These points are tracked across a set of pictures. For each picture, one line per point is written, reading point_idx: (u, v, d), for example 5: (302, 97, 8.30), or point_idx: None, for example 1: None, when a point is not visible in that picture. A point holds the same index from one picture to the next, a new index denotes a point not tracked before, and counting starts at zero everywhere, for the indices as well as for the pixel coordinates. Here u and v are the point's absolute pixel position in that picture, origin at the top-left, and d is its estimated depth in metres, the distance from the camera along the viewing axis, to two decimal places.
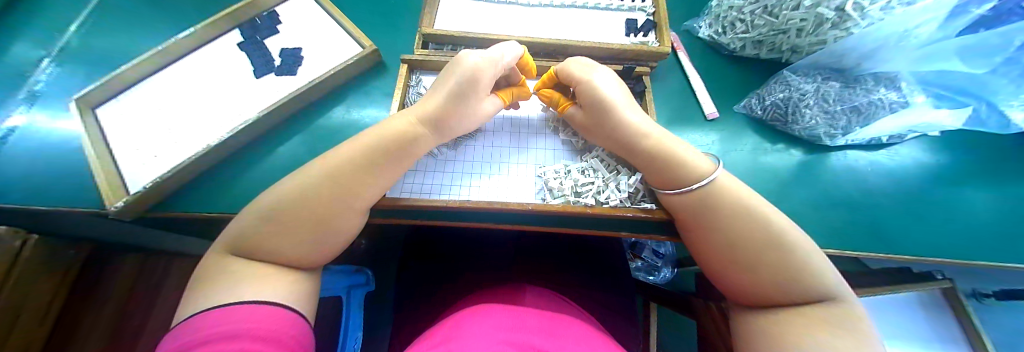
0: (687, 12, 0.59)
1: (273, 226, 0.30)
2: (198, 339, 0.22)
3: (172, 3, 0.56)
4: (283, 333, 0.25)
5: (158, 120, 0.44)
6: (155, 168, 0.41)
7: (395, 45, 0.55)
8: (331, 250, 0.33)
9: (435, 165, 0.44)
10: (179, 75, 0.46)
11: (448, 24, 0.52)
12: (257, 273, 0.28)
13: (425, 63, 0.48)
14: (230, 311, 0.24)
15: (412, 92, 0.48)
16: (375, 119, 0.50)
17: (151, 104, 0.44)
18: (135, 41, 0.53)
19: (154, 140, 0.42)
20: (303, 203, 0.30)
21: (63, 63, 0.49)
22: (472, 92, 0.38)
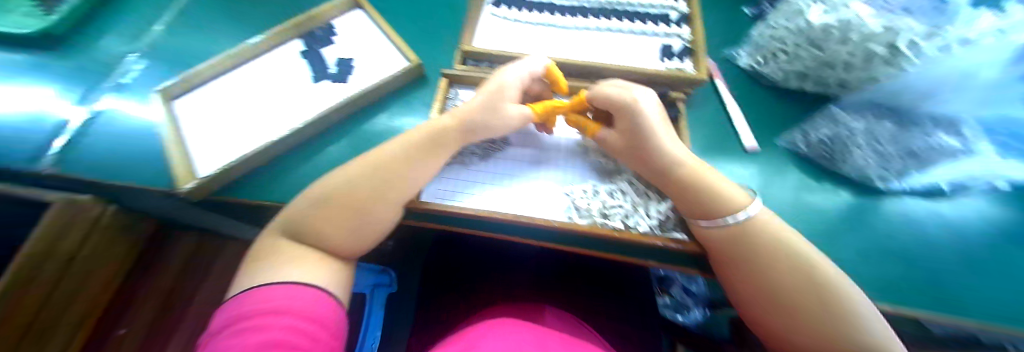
0: (730, 39, 0.59)
1: (321, 211, 0.32)
2: (265, 308, 0.25)
3: (242, 9, 0.62)
4: (325, 319, 0.26)
5: (224, 113, 0.49)
6: (217, 155, 0.45)
7: (436, 60, 0.59)
8: (365, 245, 0.35)
9: (464, 173, 0.46)
10: (247, 75, 0.52)
11: (487, 43, 0.55)
12: (300, 256, 0.30)
13: (464, 77, 0.51)
14: (290, 290, 0.27)
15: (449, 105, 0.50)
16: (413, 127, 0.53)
17: (220, 99, 0.50)
18: (209, 42, 0.59)
19: (219, 131, 0.47)
20: (348, 188, 0.33)
21: (150, 58, 0.57)
22: (502, 98, 0.41)
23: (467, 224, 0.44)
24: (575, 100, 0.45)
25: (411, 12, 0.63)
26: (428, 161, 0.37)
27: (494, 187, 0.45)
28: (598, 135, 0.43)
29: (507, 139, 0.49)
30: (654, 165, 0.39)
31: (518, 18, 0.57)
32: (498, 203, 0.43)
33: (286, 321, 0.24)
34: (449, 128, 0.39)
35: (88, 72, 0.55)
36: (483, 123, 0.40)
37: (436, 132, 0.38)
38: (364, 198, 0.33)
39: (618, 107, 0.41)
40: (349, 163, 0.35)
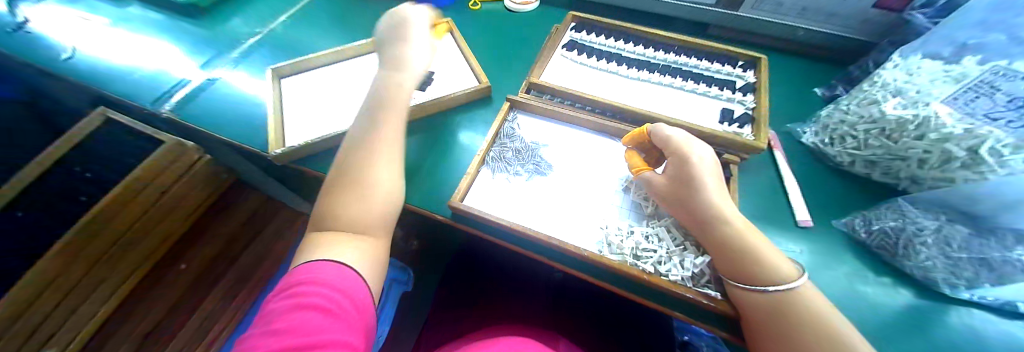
0: (794, 116, 0.60)
1: (328, 198, 0.40)
2: (311, 279, 0.32)
3: (351, 17, 0.73)
4: (357, 297, 0.33)
5: (316, 96, 0.55)
6: (303, 130, 0.51)
7: (505, 85, 0.64)
8: (381, 214, 0.40)
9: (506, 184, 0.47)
10: (342, 69, 0.59)
11: (554, 78, 0.59)
12: (324, 237, 0.37)
13: (526, 104, 0.55)
14: (330, 268, 0.34)
15: (507, 126, 0.53)
16: (467, 139, 0.56)
17: (316, 84, 0.57)
18: (318, 37, 0.69)
19: (309, 110, 0.54)
20: (342, 170, 0.41)
21: (271, 42, 0.67)
22: (395, 32, 0.51)
23: (502, 237, 0.45)
24: (638, 132, 0.49)
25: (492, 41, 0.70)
26: (389, 120, 0.44)
27: (531, 204, 0.46)
28: (644, 175, 0.44)
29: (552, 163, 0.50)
30: (700, 221, 0.39)
31: (587, 61, 0.61)
32: (533, 221, 0.44)
33: (330, 289, 0.32)
34: (392, 71, 0.48)
35: (219, 44, 0.66)
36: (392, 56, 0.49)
37: (399, 89, 0.46)
38: (360, 170, 0.41)
39: (672, 153, 0.42)
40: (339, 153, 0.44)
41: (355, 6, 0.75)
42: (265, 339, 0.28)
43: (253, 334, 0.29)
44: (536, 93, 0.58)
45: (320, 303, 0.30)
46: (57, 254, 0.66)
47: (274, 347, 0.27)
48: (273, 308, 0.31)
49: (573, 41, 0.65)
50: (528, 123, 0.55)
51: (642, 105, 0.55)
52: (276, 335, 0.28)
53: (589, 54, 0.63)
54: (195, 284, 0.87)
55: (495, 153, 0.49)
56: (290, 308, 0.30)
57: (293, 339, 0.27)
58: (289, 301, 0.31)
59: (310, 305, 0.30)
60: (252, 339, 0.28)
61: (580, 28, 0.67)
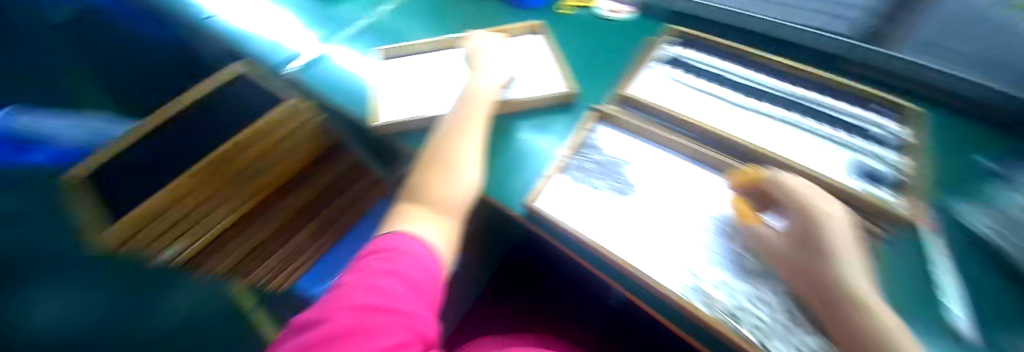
0: (956, 190, 0.48)
1: (421, 178, 0.48)
2: (377, 251, 0.39)
3: (453, 10, 0.78)
4: (419, 260, 0.39)
5: (412, 78, 0.60)
6: (397, 106, 0.55)
7: (593, 95, 0.61)
8: (462, 199, 0.47)
9: (583, 193, 0.46)
10: (439, 56, 0.63)
11: (649, 94, 0.56)
12: (415, 213, 0.45)
13: (613, 117, 0.53)
14: (398, 239, 0.41)
15: (589, 137, 0.52)
16: (547, 143, 0.55)
17: (414, 67, 0.62)
18: (421, 24, 0.74)
19: (405, 89, 0.58)
20: (433, 157, 0.49)
21: (381, 24, 0.74)
22: (469, 53, 0.60)
23: (566, 245, 0.44)
24: (744, 178, 0.42)
25: (584, 47, 0.70)
26: (474, 112, 0.52)
27: (606, 219, 0.43)
28: (753, 224, 0.38)
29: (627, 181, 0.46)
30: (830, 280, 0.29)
31: (687, 81, 0.58)
32: (606, 236, 0.41)
33: (408, 264, 0.38)
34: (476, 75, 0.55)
35: (340, 20, 0.75)
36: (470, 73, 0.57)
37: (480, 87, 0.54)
38: (453, 160, 0.48)
39: (793, 202, 0.35)
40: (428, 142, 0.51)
41: (460, 2, 0.79)
42: (357, 291, 0.33)
43: (341, 288, 0.35)
44: (626, 107, 0.56)
45: (401, 273, 0.37)
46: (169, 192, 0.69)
47: (365, 299, 0.32)
48: (358, 271, 0.37)
49: (677, 58, 0.61)
50: (608, 135, 0.53)
51: (748, 136, 0.50)
52: (366, 289, 0.33)
53: (692, 72, 0.59)
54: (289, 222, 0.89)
55: (577, 161, 0.49)
56: (375, 273, 0.36)
57: (381, 295, 0.33)
58: (374, 267, 0.37)
59: (393, 274, 0.36)
60: (343, 291, 0.34)
61: (685, 43, 0.64)
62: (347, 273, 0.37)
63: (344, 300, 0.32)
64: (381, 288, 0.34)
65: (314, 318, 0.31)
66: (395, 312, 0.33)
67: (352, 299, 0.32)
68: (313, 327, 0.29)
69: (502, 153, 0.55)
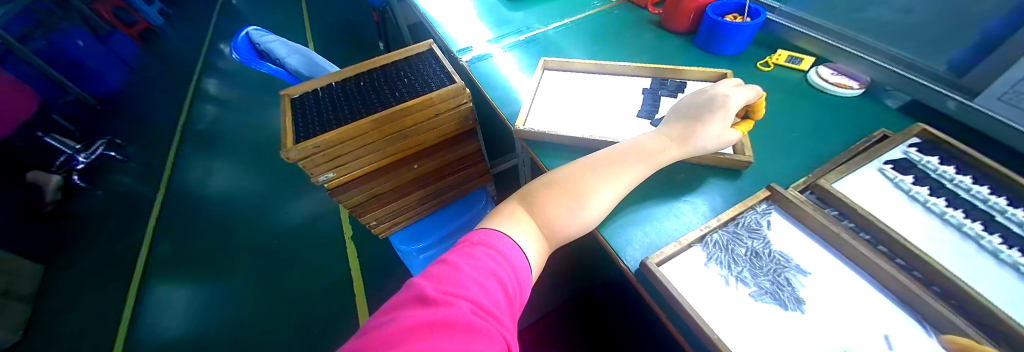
0: None
1: (540, 190, 0.47)
2: (476, 241, 0.40)
3: (628, 48, 0.82)
4: (512, 260, 0.39)
5: (570, 100, 0.66)
6: (548, 120, 0.63)
7: (768, 170, 0.53)
8: (573, 228, 0.45)
9: (712, 268, 0.40)
10: (601, 86, 0.68)
11: (846, 188, 0.47)
12: (518, 221, 0.44)
13: (791, 203, 0.45)
14: (494, 235, 0.41)
15: (751, 215, 0.45)
16: (694, 207, 0.49)
17: (575, 90, 0.68)
18: (595, 55, 0.81)
19: (560, 107, 0.65)
20: (567, 177, 0.47)
21: (562, 52, 0.85)
22: (710, 103, 0.49)
23: (672, 318, 0.39)
24: None
25: (771, 114, 0.63)
26: (632, 164, 0.47)
27: (727, 308, 0.37)
28: None
29: (801, 299, 0.37)
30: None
31: (911, 188, 0.46)
32: (719, 322, 0.36)
33: (510, 269, 0.38)
34: (664, 141, 0.49)
35: (534, 43, 0.90)
36: (686, 125, 0.49)
37: (654, 148, 0.48)
38: (584, 185, 0.46)
39: None
40: (571, 164, 0.49)
41: (638, 43, 0.83)
42: (467, 280, 0.34)
43: (450, 267, 0.36)
44: (811, 196, 0.48)
45: (502, 276, 0.37)
46: (315, 162, 0.65)
47: (474, 294, 0.33)
48: (463, 254, 0.38)
49: (907, 160, 0.50)
50: (779, 223, 0.44)
51: (978, 284, 0.37)
52: (475, 282, 0.34)
53: (926, 186, 0.46)
54: (403, 198, 0.88)
55: (721, 237, 0.43)
56: (481, 266, 0.37)
57: (486, 295, 0.34)
58: (481, 259, 0.38)
59: (495, 274, 0.37)
60: (453, 272, 0.35)
61: (927, 150, 0.50)
62: (454, 252, 0.39)
63: (455, 287, 0.33)
64: (475, 279, 0.35)
65: (431, 293, 0.32)
66: (495, 318, 0.33)
67: (463, 289, 0.33)
68: (431, 303, 0.31)
69: (646, 201, 0.51)
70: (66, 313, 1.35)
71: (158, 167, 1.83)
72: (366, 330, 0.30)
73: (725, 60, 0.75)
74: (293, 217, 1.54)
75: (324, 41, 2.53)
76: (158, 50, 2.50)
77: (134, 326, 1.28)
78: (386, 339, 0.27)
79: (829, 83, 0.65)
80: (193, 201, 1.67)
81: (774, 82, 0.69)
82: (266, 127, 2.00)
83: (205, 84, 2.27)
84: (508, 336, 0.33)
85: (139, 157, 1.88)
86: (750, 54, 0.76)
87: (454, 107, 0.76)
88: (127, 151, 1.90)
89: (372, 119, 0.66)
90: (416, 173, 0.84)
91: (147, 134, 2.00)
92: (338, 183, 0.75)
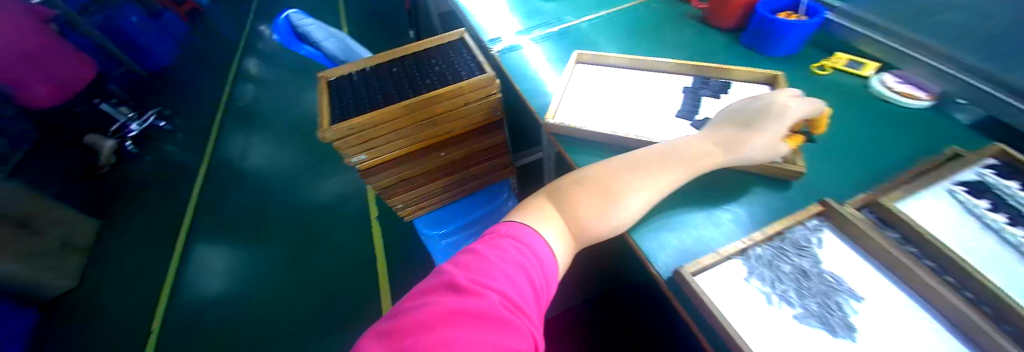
0: None
1: (572, 188, 0.45)
2: (505, 233, 0.40)
3: (668, 43, 0.78)
4: (540, 255, 0.38)
5: (604, 95, 0.64)
6: (579, 116, 0.61)
7: (818, 182, 0.49)
8: (603, 229, 0.43)
9: (752, 283, 0.38)
10: (637, 83, 0.65)
11: (909, 209, 0.43)
12: (547, 217, 0.43)
13: (843, 218, 0.41)
14: (523, 229, 0.40)
15: (799, 231, 0.43)
16: (735, 216, 0.47)
17: (609, 86, 0.65)
18: (633, 50, 0.78)
19: (593, 103, 0.63)
20: (602, 177, 0.45)
21: (597, 45, 0.82)
22: (765, 111, 0.46)
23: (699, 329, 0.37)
24: None
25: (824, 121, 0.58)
26: (672, 168, 0.45)
27: (768, 326, 0.34)
28: None
29: (852, 326, 0.34)
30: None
31: (986, 214, 0.41)
32: (757, 340, 0.33)
33: (538, 264, 0.37)
34: (709, 146, 0.46)
35: (569, 35, 0.87)
36: (736, 132, 0.46)
37: (697, 153, 0.46)
38: (619, 185, 0.44)
39: None
40: (607, 162, 0.47)
41: (680, 39, 0.79)
42: (496, 272, 0.33)
43: (479, 257, 0.36)
44: (870, 215, 0.44)
45: (531, 270, 0.36)
46: (348, 142, 0.66)
47: (503, 287, 0.32)
48: (492, 245, 0.37)
49: (982, 182, 0.44)
50: (830, 243, 0.41)
51: None
52: (504, 275, 0.33)
53: (1005, 213, 0.41)
54: (428, 185, 0.89)
55: (765, 252, 0.41)
56: (510, 258, 0.36)
57: (515, 289, 0.33)
58: (509, 251, 0.37)
59: (524, 268, 0.36)
60: (482, 263, 0.35)
61: (1009, 173, 0.45)
62: (481, 242, 0.39)
63: (484, 278, 0.32)
64: (505, 271, 0.34)
65: (461, 282, 0.32)
66: (524, 313, 0.32)
67: (492, 280, 0.33)
68: (461, 291, 0.30)
69: (681, 207, 0.49)
70: (114, 267, 1.46)
71: (201, 138, 1.94)
72: (396, 313, 0.30)
73: (774, 61, 0.70)
74: (320, 196, 1.59)
75: (358, 26, 2.58)
76: (205, 28, 2.63)
77: (173, 284, 1.38)
78: (417, 324, 0.27)
79: (894, 91, 0.59)
80: (230, 173, 1.76)
81: (828, 87, 0.64)
82: (300, 108, 2.07)
83: (245, 63, 2.38)
84: (535, 333, 0.32)
85: (183, 128, 2.00)
86: (804, 56, 0.71)
87: (485, 97, 0.75)
88: (173, 122, 2.03)
89: (404, 105, 0.66)
90: (441, 161, 0.85)
91: (191, 107, 2.11)
92: (367, 166, 0.76)
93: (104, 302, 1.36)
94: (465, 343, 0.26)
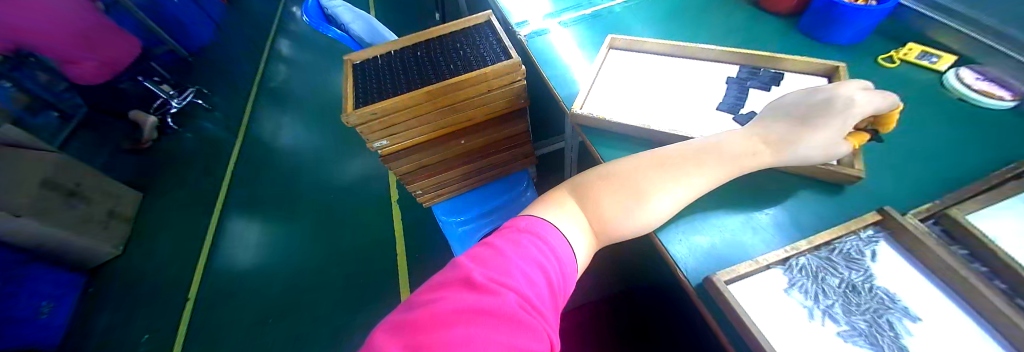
0: None
1: (600, 181, 0.43)
2: (523, 227, 0.38)
3: (711, 29, 0.73)
4: (559, 253, 0.37)
5: (637, 84, 0.60)
6: (609, 106, 0.58)
7: (876, 186, 0.45)
8: (629, 228, 0.41)
9: (790, 297, 0.35)
10: (673, 72, 0.61)
11: (983, 222, 0.38)
12: (572, 211, 0.42)
13: (902, 228, 0.37)
14: (543, 224, 0.39)
15: (850, 240, 0.39)
16: (776, 220, 0.43)
17: (643, 75, 0.62)
18: (670, 35, 0.73)
19: (625, 92, 0.59)
20: (632, 171, 0.42)
21: (632, 30, 0.77)
22: (825, 106, 0.41)
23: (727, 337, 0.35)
24: None
25: None
26: (709, 166, 0.42)
27: (807, 344, 0.32)
28: None
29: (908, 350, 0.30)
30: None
31: None
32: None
33: (556, 262, 0.36)
34: (752, 144, 0.43)
35: (601, 18, 0.83)
36: (787, 129, 0.42)
37: (738, 151, 0.43)
38: (650, 182, 0.41)
39: None
40: (638, 156, 0.45)
41: (724, 24, 0.73)
42: (514, 269, 0.32)
43: (495, 252, 0.35)
44: (934, 227, 0.39)
45: (549, 269, 0.35)
46: (371, 127, 0.67)
47: (521, 285, 0.31)
48: (509, 240, 0.36)
49: None
50: (886, 255, 0.37)
51: None
52: (521, 272, 0.32)
53: None
54: (450, 172, 0.89)
55: (810, 262, 0.37)
56: (528, 255, 0.35)
57: (532, 288, 0.32)
58: (528, 247, 0.36)
59: (542, 265, 0.34)
60: (499, 259, 0.34)
61: None
62: (499, 236, 0.37)
63: (501, 275, 0.31)
64: (522, 269, 0.33)
65: (477, 278, 0.31)
66: (541, 313, 0.31)
67: (509, 277, 0.31)
68: (477, 288, 0.30)
69: (716, 208, 0.46)
70: (161, 235, 1.58)
71: (237, 117, 2.03)
72: (411, 306, 0.29)
73: (831, 51, 0.64)
74: (345, 177, 1.64)
75: (386, 9, 2.58)
76: (241, 9, 2.71)
77: (211, 253, 1.47)
78: (432, 320, 0.26)
79: (973, 88, 0.52)
80: (263, 151, 1.84)
81: (892, 82, 0.58)
82: (328, 90, 2.11)
83: (278, 44, 2.44)
84: (552, 334, 0.30)
85: (220, 106, 2.10)
86: (866, 46, 0.64)
87: (510, 84, 0.72)
88: (212, 100, 2.12)
89: (427, 90, 0.65)
90: (462, 149, 0.84)
91: (228, 86, 2.20)
92: (390, 151, 0.77)
93: (150, 268, 1.48)
94: (481, 343, 0.25)
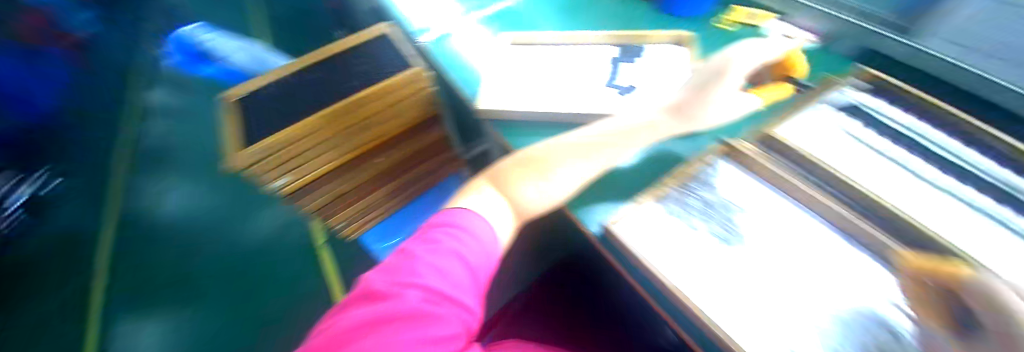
0: None
1: (519, 166, 0.45)
2: (439, 222, 0.39)
3: (589, 14, 0.80)
4: (479, 238, 0.38)
5: (531, 75, 0.64)
6: (508, 97, 0.60)
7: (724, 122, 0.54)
8: (545, 205, 0.44)
9: (668, 227, 0.40)
10: (560, 57, 0.66)
11: (802, 136, 0.47)
12: (490, 199, 0.43)
13: (739, 152, 0.46)
14: (461, 214, 0.40)
15: (706, 169, 0.46)
16: (658, 166, 0.50)
17: (535, 65, 0.66)
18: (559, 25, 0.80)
19: (521, 83, 0.62)
20: (549, 153, 0.45)
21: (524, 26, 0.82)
22: (713, 72, 0.47)
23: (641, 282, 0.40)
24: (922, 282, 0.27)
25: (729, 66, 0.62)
26: (622, 137, 0.46)
27: (692, 263, 0.37)
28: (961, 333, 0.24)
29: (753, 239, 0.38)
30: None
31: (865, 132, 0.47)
32: (680, 276, 0.35)
33: (474, 247, 0.37)
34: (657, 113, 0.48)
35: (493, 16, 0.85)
36: (687, 96, 0.48)
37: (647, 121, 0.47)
38: (562, 159, 0.44)
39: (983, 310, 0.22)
40: (554, 139, 0.47)
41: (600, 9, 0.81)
42: (423, 267, 0.33)
43: (408, 255, 0.35)
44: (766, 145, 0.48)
45: (466, 256, 0.36)
46: (264, 167, 0.62)
47: (430, 280, 0.32)
48: (424, 238, 0.37)
49: (855, 104, 0.50)
50: (729, 172, 0.45)
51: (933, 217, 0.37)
52: (431, 268, 0.33)
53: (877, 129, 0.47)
54: (372, 191, 0.87)
55: (678, 194, 0.44)
56: (441, 249, 0.35)
57: (444, 280, 0.33)
58: (441, 241, 0.36)
59: (459, 254, 0.35)
60: (410, 261, 0.34)
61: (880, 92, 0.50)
62: (415, 236, 0.38)
63: (411, 276, 0.32)
64: (435, 264, 0.34)
65: (383, 286, 0.31)
66: (454, 300, 0.32)
67: (418, 276, 0.32)
68: (382, 296, 0.30)
69: None
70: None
71: (116, 192, 1.73)
72: (317, 335, 0.29)
73: (684, 22, 0.74)
74: (268, 229, 1.50)
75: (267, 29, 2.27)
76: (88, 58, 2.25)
77: None
78: (333, 345, 0.27)
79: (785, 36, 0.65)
80: (157, 225, 1.59)
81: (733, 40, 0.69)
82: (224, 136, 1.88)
83: (151, 96, 2.11)
84: (466, 317, 0.33)
85: (83, 187, 1.76)
86: (711, 13, 0.75)
87: (414, 94, 0.73)
88: (76, 180, 1.79)
89: (320, 115, 0.62)
90: (377, 168, 0.82)
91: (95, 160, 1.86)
92: (294, 188, 0.71)
93: None
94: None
